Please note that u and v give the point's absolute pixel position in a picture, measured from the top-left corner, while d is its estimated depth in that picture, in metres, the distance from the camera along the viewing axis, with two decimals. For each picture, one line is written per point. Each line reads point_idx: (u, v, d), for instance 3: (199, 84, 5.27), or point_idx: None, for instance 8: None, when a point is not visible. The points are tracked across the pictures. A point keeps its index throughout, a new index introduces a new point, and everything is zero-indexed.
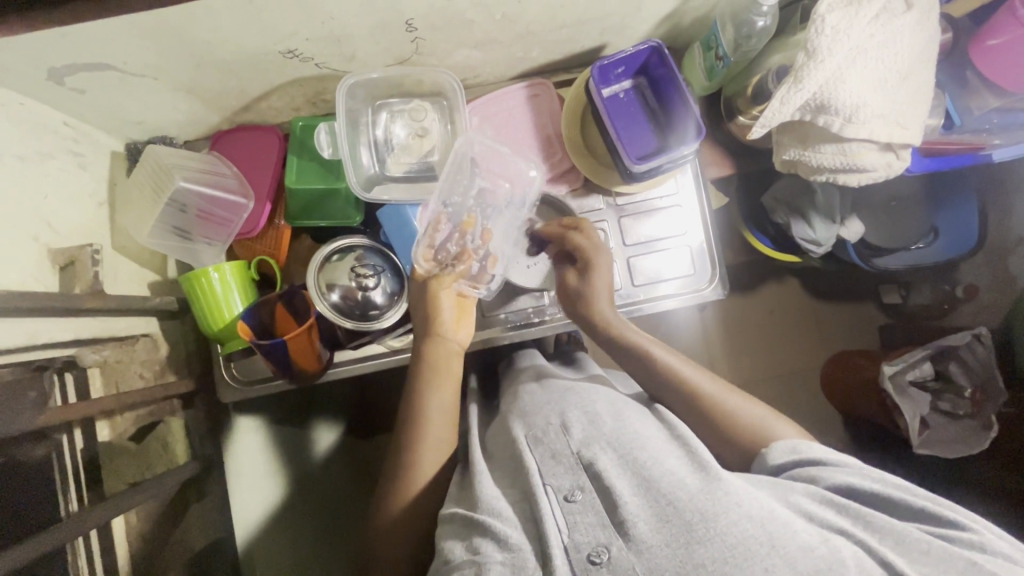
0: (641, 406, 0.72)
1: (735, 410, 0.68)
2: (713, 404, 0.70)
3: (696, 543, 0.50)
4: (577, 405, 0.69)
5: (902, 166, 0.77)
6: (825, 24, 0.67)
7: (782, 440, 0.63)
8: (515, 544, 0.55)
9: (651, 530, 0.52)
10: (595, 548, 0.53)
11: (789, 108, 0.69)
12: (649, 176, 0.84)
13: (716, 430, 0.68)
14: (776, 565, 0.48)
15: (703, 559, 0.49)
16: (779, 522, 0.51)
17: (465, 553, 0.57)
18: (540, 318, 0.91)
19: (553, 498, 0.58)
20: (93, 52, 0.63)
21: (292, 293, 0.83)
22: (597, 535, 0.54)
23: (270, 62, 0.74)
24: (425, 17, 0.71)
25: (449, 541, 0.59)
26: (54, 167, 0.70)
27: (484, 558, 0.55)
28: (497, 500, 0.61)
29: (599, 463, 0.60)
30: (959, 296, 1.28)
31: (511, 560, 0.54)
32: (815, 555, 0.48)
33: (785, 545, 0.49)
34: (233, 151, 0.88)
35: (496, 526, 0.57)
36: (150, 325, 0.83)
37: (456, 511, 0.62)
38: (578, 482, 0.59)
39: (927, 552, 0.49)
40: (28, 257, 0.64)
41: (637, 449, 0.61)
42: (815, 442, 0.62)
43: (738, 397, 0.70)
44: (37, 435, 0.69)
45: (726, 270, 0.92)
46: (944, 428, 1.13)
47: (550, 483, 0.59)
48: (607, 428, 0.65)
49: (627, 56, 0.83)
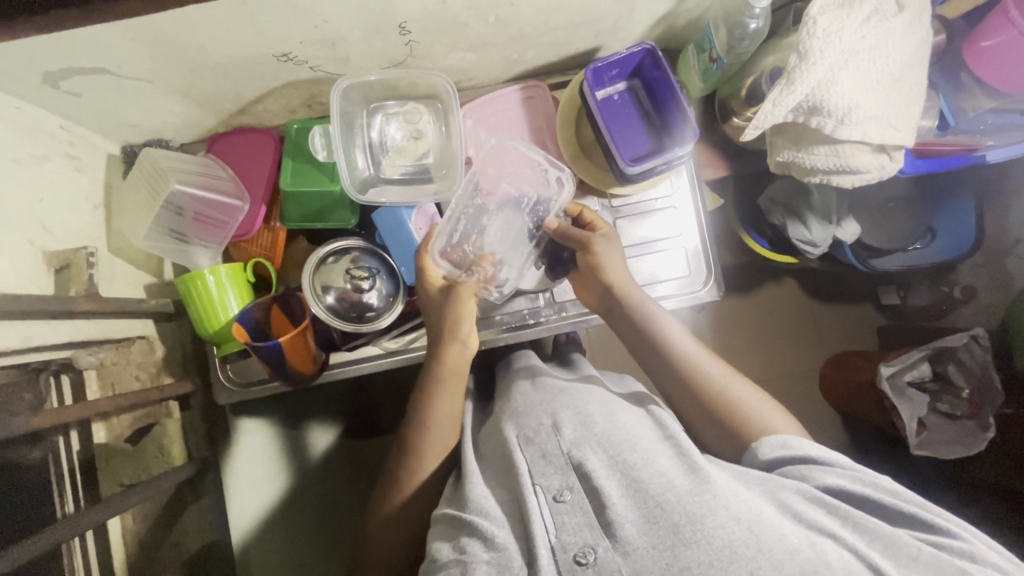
0: (634, 407, 0.72)
1: (731, 397, 0.68)
2: (717, 394, 0.68)
3: (682, 546, 0.50)
4: (569, 405, 0.69)
5: (895, 168, 0.77)
6: (816, 27, 0.67)
7: (772, 434, 0.63)
8: (501, 544, 0.56)
9: (638, 532, 0.53)
10: (581, 549, 0.54)
11: (781, 109, 0.69)
12: (643, 178, 0.84)
13: (710, 432, 0.68)
14: (760, 567, 0.48)
15: (688, 561, 0.50)
16: (765, 524, 0.51)
17: (451, 552, 0.57)
18: (535, 319, 0.91)
19: (542, 498, 0.58)
20: (87, 56, 0.64)
21: (287, 295, 0.84)
22: (584, 536, 0.54)
23: (265, 66, 0.74)
24: (418, 21, 0.71)
25: (437, 541, 0.60)
26: (50, 170, 0.71)
27: (470, 558, 0.56)
28: (487, 501, 0.61)
29: (588, 463, 0.60)
30: (958, 298, 1.24)
31: (496, 560, 0.55)
32: (800, 557, 0.48)
33: (771, 547, 0.49)
34: (230, 154, 0.89)
35: (484, 526, 0.58)
36: (147, 327, 0.83)
37: (446, 512, 0.62)
38: (567, 482, 0.59)
39: (915, 557, 0.49)
40: (24, 260, 0.65)
41: (627, 450, 0.61)
42: (807, 437, 0.62)
43: (742, 386, 0.69)
44: (32, 438, 0.71)
45: (721, 271, 0.92)
46: (941, 428, 1.13)
47: (540, 483, 0.60)
48: (599, 428, 0.64)
49: (621, 59, 0.83)
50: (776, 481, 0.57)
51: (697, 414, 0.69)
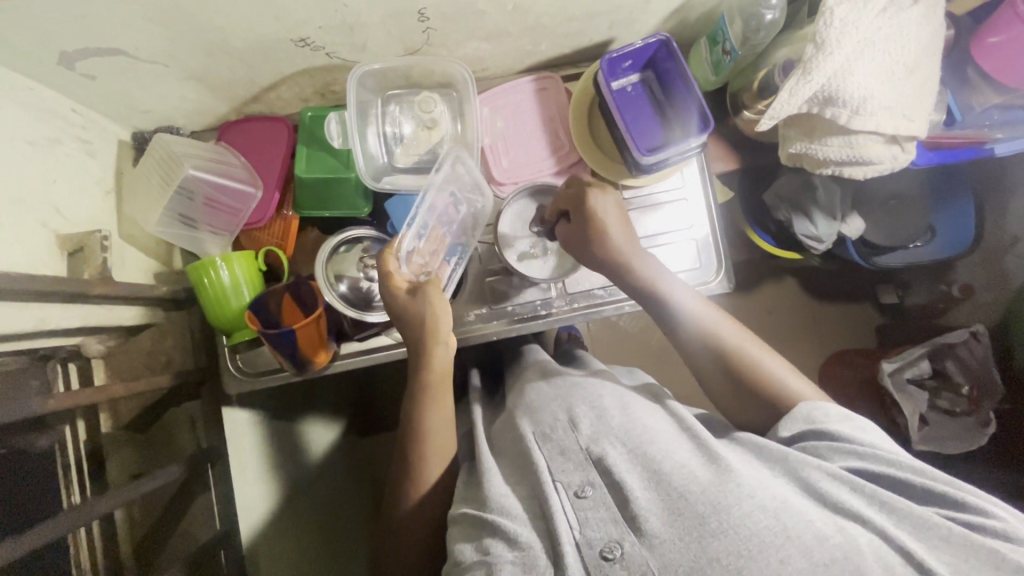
0: (652, 403, 0.71)
1: (765, 372, 0.67)
2: (744, 360, 0.69)
3: (710, 536, 0.50)
4: (584, 398, 0.70)
5: (907, 159, 0.78)
6: (834, 16, 0.68)
7: (799, 406, 0.63)
8: (526, 542, 0.55)
9: (663, 525, 0.52)
10: (607, 544, 0.53)
11: (797, 99, 0.70)
12: (657, 169, 0.85)
13: (739, 407, 0.69)
14: (790, 555, 0.48)
15: (717, 551, 0.49)
16: (791, 511, 0.51)
17: (475, 554, 0.56)
18: (547, 311, 0.91)
19: (564, 495, 0.58)
20: (105, 37, 0.63)
21: (298, 284, 0.82)
22: (609, 531, 0.54)
23: (282, 51, 0.74)
24: (437, 7, 0.71)
25: (459, 543, 0.59)
26: (62, 154, 0.69)
27: (495, 559, 0.55)
28: (507, 498, 0.60)
29: (609, 457, 0.60)
30: (956, 296, 1.28)
31: (522, 559, 0.54)
32: (829, 544, 0.48)
33: (799, 535, 0.49)
34: (242, 140, 0.88)
35: (506, 525, 0.57)
36: (155, 316, 0.81)
37: (465, 511, 0.61)
38: (588, 478, 0.59)
39: (947, 539, 0.49)
40: (37, 242, 0.64)
41: (647, 443, 0.61)
42: (830, 406, 0.62)
43: (767, 355, 0.69)
44: (38, 426, 0.68)
45: (731, 262, 0.93)
46: (942, 424, 1.14)
47: (560, 479, 0.60)
48: (618, 422, 0.65)
49: (635, 50, 0.84)
50: (796, 457, 0.57)
51: (723, 390, 0.70)
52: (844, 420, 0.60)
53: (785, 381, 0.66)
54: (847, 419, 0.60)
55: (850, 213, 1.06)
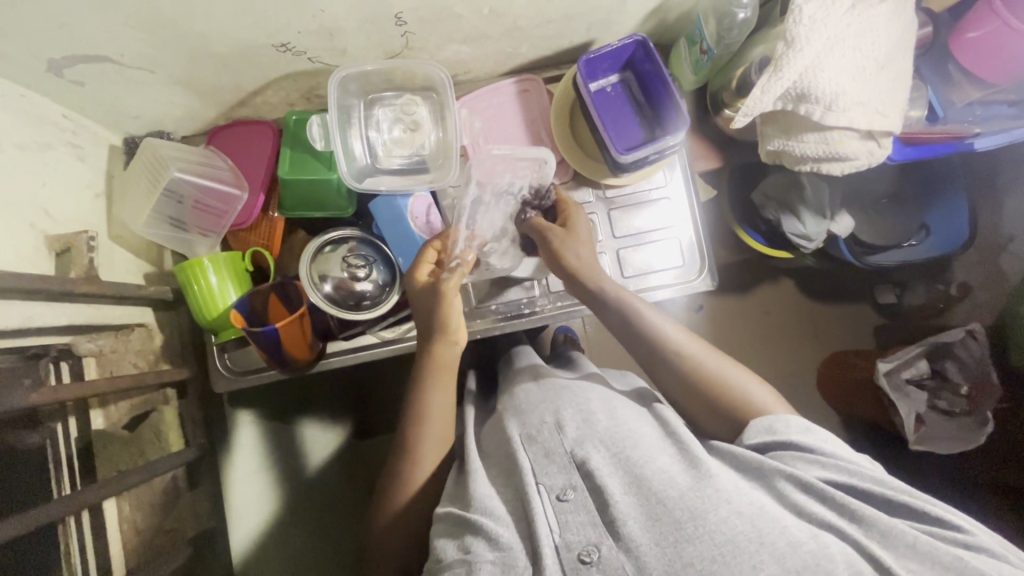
0: (639, 407, 0.71)
1: (729, 385, 0.67)
2: (701, 370, 0.69)
3: (686, 541, 0.50)
4: (572, 402, 0.69)
5: (884, 154, 0.78)
6: (802, 14, 0.68)
7: (759, 418, 0.62)
8: (506, 543, 0.56)
9: (641, 530, 0.53)
10: (585, 547, 0.54)
11: (769, 96, 0.70)
12: (636, 167, 0.86)
13: (709, 418, 0.68)
14: (763, 561, 0.48)
15: (691, 556, 0.50)
16: (768, 517, 0.51)
17: (457, 552, 0.57)
18: (530, 310, 0.93)
19: (546, 497, 0.58)
20: (91, 43, 0.65)
21: (284, 284, 0.84)
22: (588, 534, 0.55)
23: (264, 56, 0.76)
24: (413, 10, 0.73)
25: (441, 541, 0.60)
26: (53, 158, 0.72)
27: (475, 558, 0.56)
28: (490, 499, 0.61)
29: (591, 462, 0.60)
30: (954, 295, 1.27)
31: (501, 559, 0.55)
32: (802, 551, 0.48)
33: (774, 542, 0.49)
34: (230, 144, 0.91)
35: (487, 524, 0.58)
36: (145, 315, 0.84)
37: (450, 510, 0.62)
38: (571, 481, 0.59)
39: (912, 546, 0.49)
40: (26, 243, 0.66)
41: (630, 447, 0.61)
42: (792, 418, 0.61)
43: (725, 362, 0.70)
44: (31, 422, 0.69)
45: (714, 261, 0.93)
46: (937, 425, 1.13)
47: (543, 482, 0.60)
48: (603, 426, 0.65)
49: (613, 51, 0.84)
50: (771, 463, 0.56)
51: (694, 407, 0.69)
52: (805, 432, 0.59)
53: (749, 389, 0.67)
54: (809, 430, 0.60)
55: (838, 211, 1.06)
